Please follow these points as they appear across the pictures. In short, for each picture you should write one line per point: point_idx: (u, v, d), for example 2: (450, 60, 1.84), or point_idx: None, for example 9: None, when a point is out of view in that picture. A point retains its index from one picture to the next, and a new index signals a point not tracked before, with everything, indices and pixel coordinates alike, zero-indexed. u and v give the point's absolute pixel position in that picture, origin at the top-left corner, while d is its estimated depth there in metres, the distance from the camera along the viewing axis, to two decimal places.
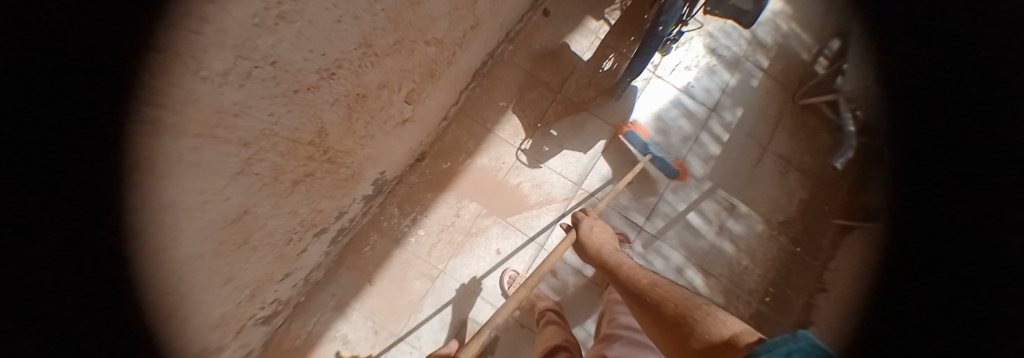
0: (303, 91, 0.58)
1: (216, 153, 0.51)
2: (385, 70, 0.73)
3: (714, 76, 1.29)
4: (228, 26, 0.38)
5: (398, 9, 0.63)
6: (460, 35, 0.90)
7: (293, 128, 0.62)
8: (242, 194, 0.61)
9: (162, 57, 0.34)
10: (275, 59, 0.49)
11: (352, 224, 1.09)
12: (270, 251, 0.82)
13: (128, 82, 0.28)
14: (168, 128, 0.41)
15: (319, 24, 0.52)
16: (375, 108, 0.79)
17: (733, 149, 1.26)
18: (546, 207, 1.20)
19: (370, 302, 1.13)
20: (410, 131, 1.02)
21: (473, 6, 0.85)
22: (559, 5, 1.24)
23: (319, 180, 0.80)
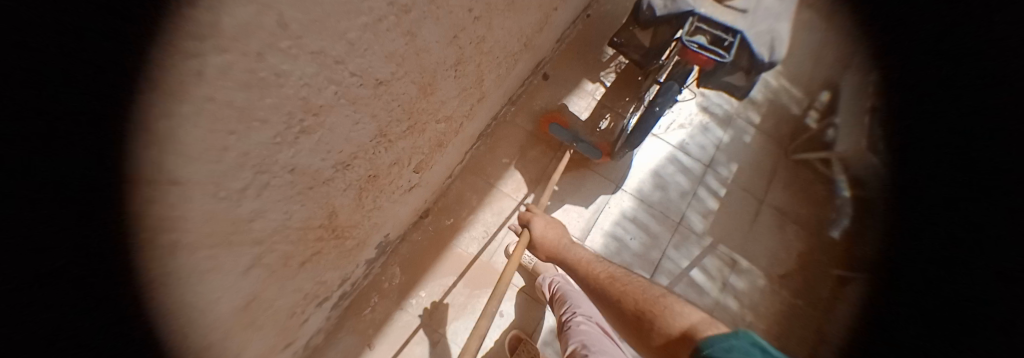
0: (321, 184, 0.61)
1: (233, 254, 0.51)
2: (397, 151, 0.76)
3: (707, 133, 1.36)
4: (229, 149, 0.39)
5: (413, 102, 0.67)
6: (467, 108, 0.95)
7: (306, 218, 0.63)
8: (250, 287, 0.60)
9: (163, 195, 0.34)
10: (295, 166, 0.51)
11: (353, 288, 1.07)
12: (269, 331, 0.79)
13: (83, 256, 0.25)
14: (176, 252, 0.40)
15: (339, 129, 0.54)
16: (385, 183, 0.81)
17: (730, 204, 1.31)
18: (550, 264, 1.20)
19: None
20: (416, 195, 1.04)
21: (480, 84, 0.91)
22: (558, 68, 1.31)
23: (324, 256, 0.80)
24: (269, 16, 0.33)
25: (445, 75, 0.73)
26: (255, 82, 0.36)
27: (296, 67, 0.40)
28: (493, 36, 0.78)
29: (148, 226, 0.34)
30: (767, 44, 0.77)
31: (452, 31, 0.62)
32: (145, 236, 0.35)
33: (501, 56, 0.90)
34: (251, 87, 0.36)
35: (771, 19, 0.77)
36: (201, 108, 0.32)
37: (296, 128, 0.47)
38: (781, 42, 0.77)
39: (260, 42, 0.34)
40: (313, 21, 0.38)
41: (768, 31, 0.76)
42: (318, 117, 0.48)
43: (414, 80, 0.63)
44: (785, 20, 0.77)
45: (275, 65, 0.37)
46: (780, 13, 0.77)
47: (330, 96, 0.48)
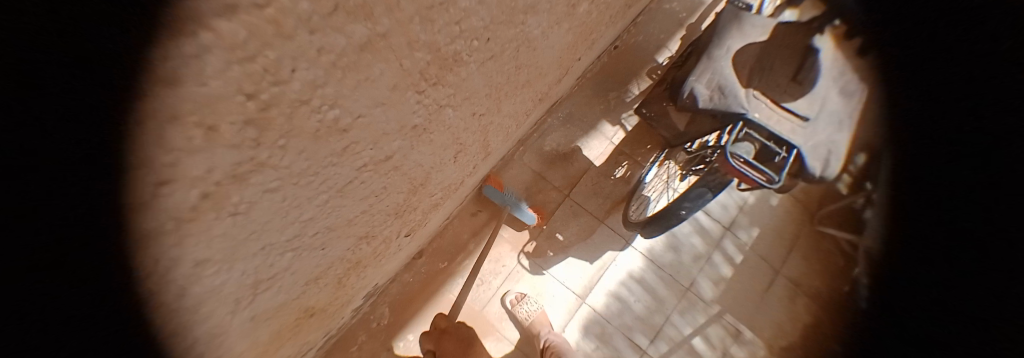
0: (291, 300, 0.54)
1: None
2: (384, 236, 0.68)
3: (733, 192, 1.25)
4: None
5: (402, 204, 0.58)
6: (470, 170, 0.84)
7: (277, 325, 0.57)
8: None
9: None
10: (254, 313, 0.45)
11: (338, 331, 1.04)
12: None
13: None
14: None
15: (304, 266, 0.46)
16: (370, 261, 0.75)
17: (744, 273, 1.22)
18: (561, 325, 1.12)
19: None
20: (407, 248, 0.97)
21: (486, 150, 0.79)
22: (577, 106, 1.16)
23: (305, 329, 0.75)
24: (186, 264, 0.25)
25: (443, 166, 0.63)
26: (185, 311, 0.29)
27: (238, 267, 0.32)
28: (503, 114, 0.66)
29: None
30: (823, 157, 0.63)
31: (450, 139, 0.52)
32: None
33: (512, 121, 0.77)
34: (180, 316, 0.29)
35: (832, 129, 0.64)
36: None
37: (250, 295, 0.39)
38: (838, 158, 0.63)
39: (181, 284, 0.26)
40: (251, 230, 0.29)
41: (826, 143, 0.63)
42: (279, 274, 0.41)
43: (400, 191, 0.53)
44: (845, 131, 0.65)
45: (210, 284, 0.30)
46: (842, 121, 0.65)
47: (290, 257, 0.40)
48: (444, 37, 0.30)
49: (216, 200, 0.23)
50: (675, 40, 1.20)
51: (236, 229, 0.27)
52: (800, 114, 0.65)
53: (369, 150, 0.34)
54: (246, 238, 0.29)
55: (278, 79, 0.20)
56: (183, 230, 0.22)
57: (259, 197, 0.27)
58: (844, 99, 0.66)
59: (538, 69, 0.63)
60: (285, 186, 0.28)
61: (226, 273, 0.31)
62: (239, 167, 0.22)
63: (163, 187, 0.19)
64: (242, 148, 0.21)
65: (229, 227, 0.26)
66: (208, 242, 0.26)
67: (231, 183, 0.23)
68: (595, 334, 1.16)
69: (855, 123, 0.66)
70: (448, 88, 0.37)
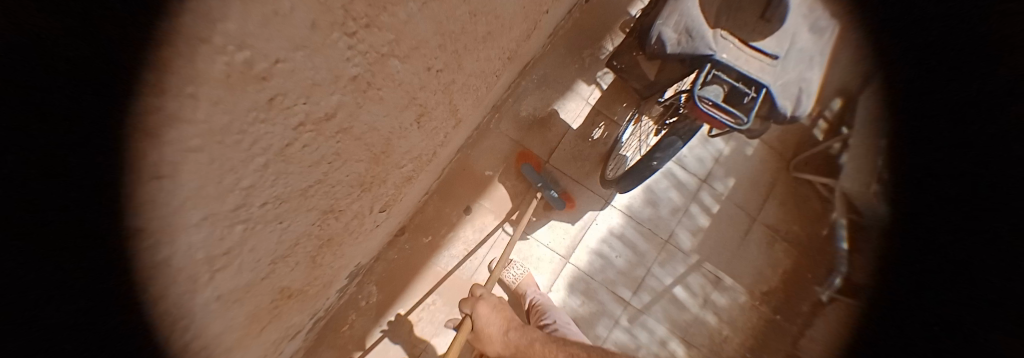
0: (259, 282, 0.52)
1: None
2: (354, 211, 0.66)
3: (709, 143, 1.26)
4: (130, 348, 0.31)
5: (366, 173, 0.56)
6: (441, 139, 0.81)
7: (251, 309, 0.56)
8: None
9: None
10: (218, 296, 0.43)
11: (327, 312, 1.04)
12: None
13: None
14: None
15: (263, 243, 0.44)
16: (345, 238, 0.73)
17: (723, 221, 1.26)
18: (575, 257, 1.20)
19: None
20: (386, 224, 0.96)
21: (454, 116, 0.76)
22: (550, 67, 1.12)
23: (286, 312, 0.74)
24: (113, 237, 0.23)
25: (406, 132, 0.59)
26: (136, 295, 0.27)
27: (180, 243, 0.29)
28: (466, 73, 0.62)
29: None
30: (792, 96, 0.65)
31: (405, 98, 0.48)
32: None
33: (480, 82, 0.73)
34: (129, 301, 0.27)
35: (803, 66, 0.65)
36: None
37: (208, 274, 0.37)
38: (808, 95, 0.65)
39: (113, 262, 0.24)
40: (186, 200, 0.27)
41: (796, 81, 0.65)
42: (233, 252, 0.39)
43: (360, 159, 0.50)
44: (816, 69, 0.66)
45: (147, 264, 0.27)
46: (812, 58, 0.66)
47: (241, 233, 0.37)
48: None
49: (130, 162, 0.20)
50: None
51: (164, 198, 0.24)
52: (769, 52, 0.65)
53: (304, 105, 0.31)
54: (179, 210, 0.27)
55: (165, 6, 0.17)
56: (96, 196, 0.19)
57: (183, 159, 0.24)
58: (814, 35, 0.66)
59: (498, 21, 0.59)
60: (212, 146, 0.25)
61: (167, 251, 0.28)
62: (151, 120, 0.19)
63: (68, 143, 0.16)
64: (145, 96, 0.18)
65: (155, 197, 0.24)
66: (131, 213, 0.23)
67: (143, 141, 0.20)
68: (581, 291, 1.20)
69: (827, 60, 0.66)
70: (385, 32, 0.34)
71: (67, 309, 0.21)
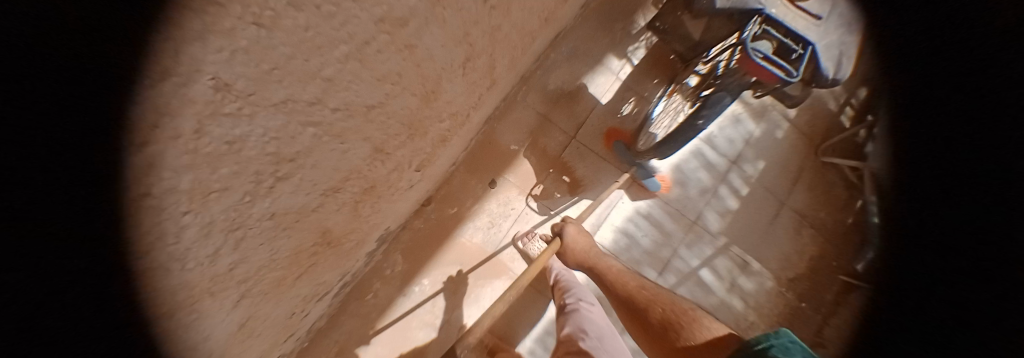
0: (302, 219, 0.51)
1: (219, 308, 0.46)
2: (397, 159, 0.67)
3: (739, 123, 1.24)
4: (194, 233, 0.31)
5: (415, 113, 0.57)
6: (476, 100, 0.82)
7: (295, 245, 0.56)
8: (243, 315, 0.56)
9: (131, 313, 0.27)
10: (276, 211, 0.43)
11: (353, 277, 1.06)
12: (267, 334, 0.77)
13: None
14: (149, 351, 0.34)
15: (324, 163, 0.45)
16: (383, 191, 0.74)
17: (751, 204, 1.24)
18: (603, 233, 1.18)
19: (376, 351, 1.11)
20: (418, 189, 0.97)
21: (492, 73, 0.77)
22: (580, 40, 1.13)
23: (321, 264, 0.75)
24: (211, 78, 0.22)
25: (453, 76, 0.60)
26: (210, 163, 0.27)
27: (261, 121, 0.29)
28: (512, 22, 0.63)
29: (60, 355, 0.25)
30: (834, 58, 0.66)
31: (461, 29, 0.49)
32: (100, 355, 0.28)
33: (519, 38, 0.75)
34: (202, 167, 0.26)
35: (843, 29, 0.66)
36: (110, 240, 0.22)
37: (269, 179, 0.37)
38: (849, 56, 0.66)
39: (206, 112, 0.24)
40: (273, 64, 0.26)
41: (838, 43, 0.66)
42: (301, 160, 0.39)
43: (413, 92, 0.51)
44: (853, 32, 0.67)
45: (230, 132, 0.27)
46: (850, 23, 0.67)
47: (312, 138, 0.38)
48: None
49: None
50: None
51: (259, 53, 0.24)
52: (815, 12, 0.65)
53: None
54: (265, 77, 0.26)
55: None
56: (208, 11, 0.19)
57: (282, 11, 0.24)
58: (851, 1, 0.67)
59: None
60: (307, 7, 0.25)
61: (246, 124, 0.28)
62: None
63: None
64: None
65: (253, 49, 0.24)
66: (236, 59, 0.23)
67: None
68: None
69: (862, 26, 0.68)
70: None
71: (157, 141, 0.21)
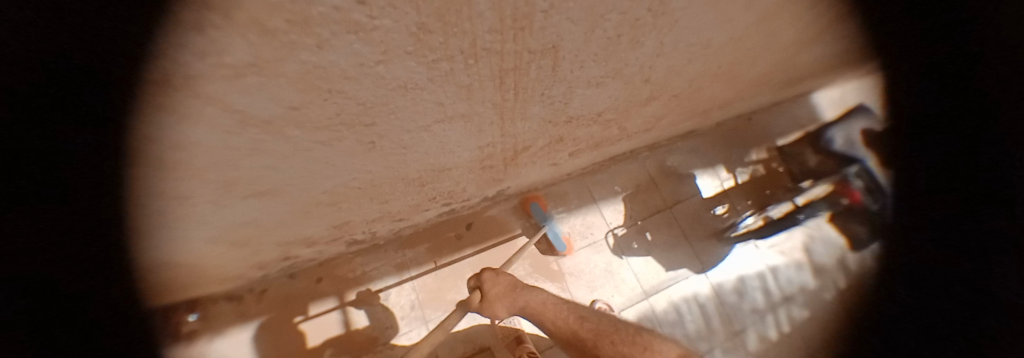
0: (549, 122, 0.82)
1: (491, 133, 0.76)
2: (587, 133, 1.01)
3: (799, 272, 1.49)
4: (577, 67, 0.58)
5: (635, 105, 0.89)
6: (632, 133, 1.17)
7: (526, 139, 0.88)
8: (465, 158, 0.87)
9: (541, 63, 0.53)
10: (567, 105, 0.74)
11: (454, 212, 1.38)
12: (414, 197, 1.07)
13: (498, 31, 0.42)
14: (487, 99, 0.60)
15: (602, 97, 0.76)
16: (558, 147, 1.07)
17: (788, 343, 1.39)
18: (649, 289, 1.43)
19: (433, 281, 1.40)
20: (547, 172, 1.32)
21: (656, 122, 1.14)
22: (699, 145, 1.57)
23: (487, 172, 1.06)
24: (674, 11, 0.51)
25: (662, 101, 0.93)
26: (627, 42, 0.55)
27: (646, 46, 0.58)
28: (694, 96, 1.02)
29: (515, 73, 0.53)
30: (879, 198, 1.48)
31: (697, 72, 0.82)
32: (508, 75, 0.54)
33: (682, 113, 1.15)
34: (624, 41, 0.54)
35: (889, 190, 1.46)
36: (592, 32, 0.49)
37: (596, 83, 0.67)
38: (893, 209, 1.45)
39: (657, 21, 0.52)
40: (679, 23, 0.55)
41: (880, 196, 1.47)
42: (609, 83, 0.69)
43: (651, 91, 0.83)
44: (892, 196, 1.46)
45: (642, 38, 0.55)
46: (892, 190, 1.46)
47: (627, 76, 0.69)
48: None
49: None
50: (789, 136, 1.61)
51: (687, 14, 0.53)
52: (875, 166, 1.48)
53: (715, 29, 0.62)
54: (675, 24, 0.55)
55: None
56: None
57: (706, 6, 0.53)
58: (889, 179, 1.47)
59: (734, 74, 0.98)
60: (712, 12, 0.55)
61: (647, 37, 0.56)
62: None
63: None
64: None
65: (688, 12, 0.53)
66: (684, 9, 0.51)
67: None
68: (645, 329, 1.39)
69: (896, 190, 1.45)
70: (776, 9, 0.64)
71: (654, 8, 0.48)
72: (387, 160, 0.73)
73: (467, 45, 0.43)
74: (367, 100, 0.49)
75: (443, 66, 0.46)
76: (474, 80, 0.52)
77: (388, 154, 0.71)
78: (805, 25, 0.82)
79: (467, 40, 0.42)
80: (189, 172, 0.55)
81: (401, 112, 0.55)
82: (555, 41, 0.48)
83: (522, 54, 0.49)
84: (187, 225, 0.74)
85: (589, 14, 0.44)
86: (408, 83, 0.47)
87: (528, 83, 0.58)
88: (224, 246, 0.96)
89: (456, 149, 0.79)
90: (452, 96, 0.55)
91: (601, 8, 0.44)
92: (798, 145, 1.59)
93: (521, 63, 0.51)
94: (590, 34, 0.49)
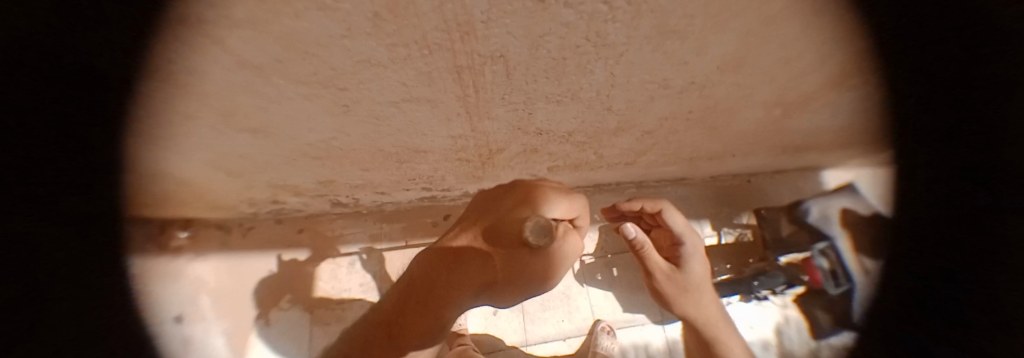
0: (518, 130, 0.87)
1: (459, 126, 0.83)
2: (562, 150, 1.06)
3: (763, 349, 1.47)
4: (530, 79, 0.64)
5: (605, 132, 0.94)
6: (610, 160, 1.21)
7: (497, 141, 0.95)
8: (439, 145, 0.95)
9: (493, 68, 0.59)
10: (532, 115, 0.80)
11: (435, 197, 1.46)
12: (393, 172, 1.16)
13: (443, 31, 0.48)
14: (448, 92, 0.66)
15: (567, 116, 0.81)
16: (535, 158, 1.12)
17: None
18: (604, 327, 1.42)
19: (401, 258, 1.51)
20: (528, 182, 1.38)
21: (634, 154, 1.18)
22: (688, 194, 1.57)
23: (465, 165, 1.14)
24: (616, 46, 0.56)
25: (634, 133, 0.98)
26: (575, 65, 0.60)
27: (596, 72, 0.63)
28: (672, 138, 1.06)
29: (470, 73, 0.60)
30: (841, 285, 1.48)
31: (665, 112, 0.86)
32: (464, 73, 0.60)
33: (663, 153, 1.18)
34: (571, 64, 0.60)
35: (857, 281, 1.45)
36: (536, 49, 0.55)
37: (555, 99, 0.72)
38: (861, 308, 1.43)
39: (601, 52, 0.57)
40: (625, 58, 0.60)
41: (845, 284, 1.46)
42: (569, 103, 0.74)
43: (618, 121, 0.88)
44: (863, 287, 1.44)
45: (589, 64, 0.60)
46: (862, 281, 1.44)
47: (586, 99, 0.74)
48: (776, 40, 0.60)
49: (658, 36, 0.54)
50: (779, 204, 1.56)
51: (632, 52, 0.58)
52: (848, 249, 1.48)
53: (668, 72, 0.66)
54: (621, 58, 0.60)
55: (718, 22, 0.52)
56: (643, 32, 0.53)
57: (650, 48, 0.58)
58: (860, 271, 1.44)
59: (713, 126, 1.00)
60: (657, 54, 0.59)
61: (595, 65, 0.61)
62: (678, 30, 0.53)
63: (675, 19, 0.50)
64: (688, 27, 0.52)
65: (632, 49, 0.58)
66: (627, 47, 0.56)
67: (665, 36, 0.54)
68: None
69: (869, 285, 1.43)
70: (733, 68, 0.68)
71: (593, 39, 0.53)
72: (363, 127, 0.82)
73: (417, 38, 0.50)
74: (337, 66, 0.57)
75: (399, 52, 0.53)
76: (431, 71, 0.59)
77: (363, 121, 0.79)
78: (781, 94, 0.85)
79: (416, 33, 0.49)
80: (191, 97, 0.65)
81: (369, 84, 0.63)
82: (502, 51, 0.54)
83: (472, 56, 0.55)
84: (185, 142, 0.85)
85: (528, 33, 0.50)
86: (370, 59, 0.55)
87: (485, 85, 0.65)
88: (220, 175, 1.09)
89: (427, 134, 0.86)
90: (413, 80, 0.62)
91: (539, 31, 0.50)
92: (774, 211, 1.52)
93: (473, 65, 0.58)
94: (534, 50, 0.55)
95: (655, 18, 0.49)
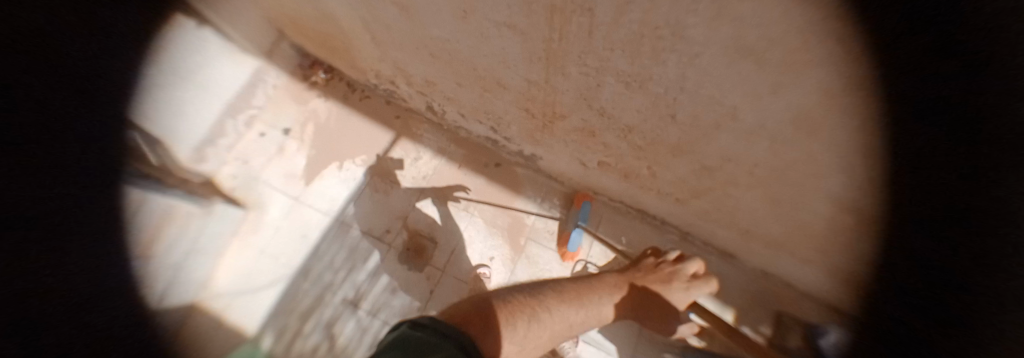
0: (583, 101, 0.94)
1: (537, 73, 0.94)
2: (616, 145, 1.10)
3: None
4: (607, 48, 0.70)
5: (662, 143, 0.95)
6: (659, 184, 1.20)
7: (563, 106, 1.03)
8: (517, 86, 1.08)
9: (578, 22, 0.67)
10: (599, 90, 0.86)
11: (496, 140, 1.63)
12: (474, 98, 1.35)
13: None
14: (539, 32, 0.76)
15: (630, 105, 0.86)
16: (589, 144, 1.18)
17: None
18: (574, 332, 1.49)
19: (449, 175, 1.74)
20: (575, 168, 1.45)
21: (685, 188, 1.14)
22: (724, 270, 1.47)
23: (530, 121, 1.26)
24: (691, 45, 0.58)
25: (690, 158, 0.96)
26: (649, 49, 0.64)
27: (667, 66, 0.67)
28: (731, 188, 1.00)
29: (559, 18, 0.68)
30: None
31: (729, 146, 0.83)
32: (554, 18, 0.69)
33: (715, 202, 1.12)
34: (645, 47, 0.64)
35: None
36: (618, 17, 0.60)
37: (623, 80, 0.77)
38: None
39: (675, 45, 0.60)
40: (698, 62, 0.62)
41: None
42: (634, 90, 0.79)
43: (677, 134, 0.88)
44: None
45: (663, 54, 0.64)
46: None
47: (652, 93, 0.77)
48: (870, 113, 0.55)
49: (733, 49, 0.55)
50: None
51: (706, 58, 0.60)
52: None
53: (740, 97, 0.66)
54: (694, 60, 0.62)
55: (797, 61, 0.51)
56: (719, 40, 0.54)
57: (724, 62, 0.59)
58: None
59: (780, 196, 0.92)
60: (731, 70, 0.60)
61: (668, 57, 0.64)
62: (755, 51, 0.53)
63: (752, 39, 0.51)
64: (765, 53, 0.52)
65: (706, 55, 0.59)
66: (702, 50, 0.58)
67: (740, 52, 0.55)
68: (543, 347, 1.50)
69: None
70: (811, 127, 0.64)
71: (670, 28, 0.57)
72: (468, 39, 0.98)
73: None
74: None
75: None
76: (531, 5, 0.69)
77: (469, 34, 0.95)
78: (870, 194, 0.74)
79: None
80: None
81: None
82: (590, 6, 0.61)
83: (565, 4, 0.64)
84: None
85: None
86: None
87: (569, 38, 0.73)
88: (364, 38, 1.41)
89: (512, 69, 0.99)
90: (516, 8, 0.73)
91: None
92: (794, 322, 1.36)
93: (564, 13, 0.66)
94: (617, 19, 0.61)
95: (732, 26, 0.50)
